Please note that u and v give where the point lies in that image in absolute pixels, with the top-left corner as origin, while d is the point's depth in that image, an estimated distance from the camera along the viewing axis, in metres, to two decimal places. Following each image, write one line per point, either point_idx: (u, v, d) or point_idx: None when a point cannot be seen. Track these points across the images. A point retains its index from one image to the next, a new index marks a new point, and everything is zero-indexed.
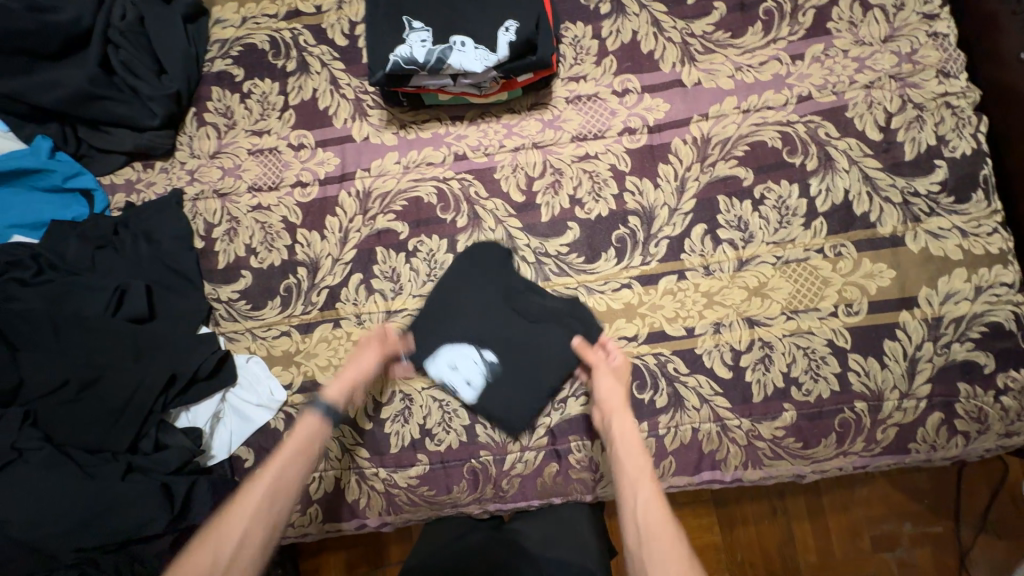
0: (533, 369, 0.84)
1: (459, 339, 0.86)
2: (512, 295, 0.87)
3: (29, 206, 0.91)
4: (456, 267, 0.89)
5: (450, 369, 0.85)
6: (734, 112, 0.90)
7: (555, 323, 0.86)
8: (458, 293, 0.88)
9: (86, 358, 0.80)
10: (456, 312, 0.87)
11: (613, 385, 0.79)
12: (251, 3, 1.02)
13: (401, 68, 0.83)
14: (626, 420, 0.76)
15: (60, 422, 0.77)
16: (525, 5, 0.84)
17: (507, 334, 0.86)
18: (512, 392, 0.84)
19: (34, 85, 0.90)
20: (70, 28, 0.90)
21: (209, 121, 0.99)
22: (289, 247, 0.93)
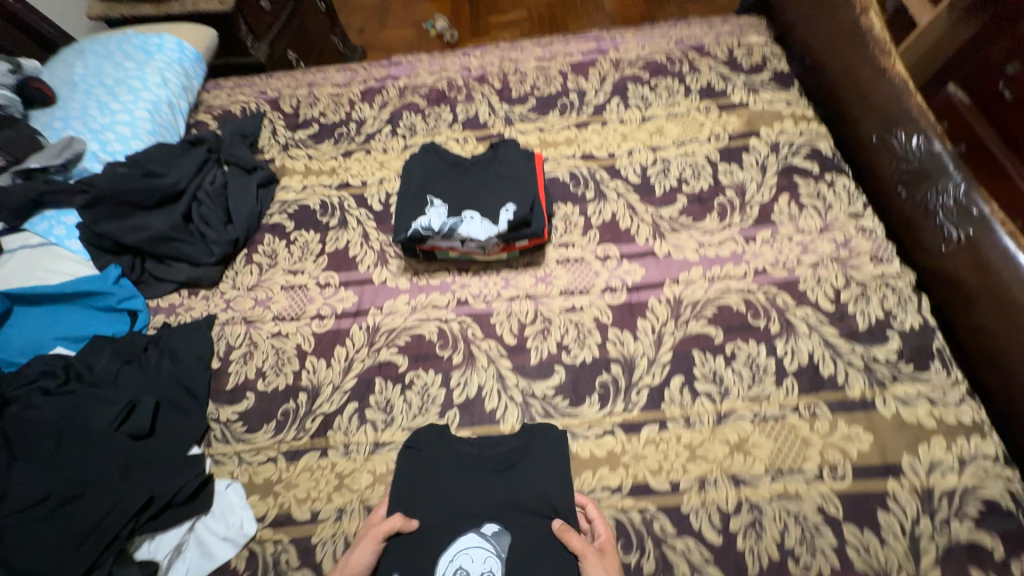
0: (536, 524, 0.80)
1: (446, 530, 0.79)
2: (479, 462, 0.86)
3: (79, 321, 1.03)
4: (408, 457, 0.88)
5: (457, 573, 0.75)
6: (701, 279, 1.04)
7: (546, 456, 0.86)
8: (414, 482, 0.85)
9: (74, 472, 0.81)
10: (427, 498, 0.83)
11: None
12: (313, 176, 1.30)
13: (420, 234, 1.02)
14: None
15: (22, 542, 0.75)
16: (523, 192, 1.06)
17: (491, 493, 0.82)
18: (536, 561, 0.76)
19: (125, 228, 1.11)
20: (169, 189, 1.15)
21: (255, 260, 1.17)
22: (295, 372, 1.00)
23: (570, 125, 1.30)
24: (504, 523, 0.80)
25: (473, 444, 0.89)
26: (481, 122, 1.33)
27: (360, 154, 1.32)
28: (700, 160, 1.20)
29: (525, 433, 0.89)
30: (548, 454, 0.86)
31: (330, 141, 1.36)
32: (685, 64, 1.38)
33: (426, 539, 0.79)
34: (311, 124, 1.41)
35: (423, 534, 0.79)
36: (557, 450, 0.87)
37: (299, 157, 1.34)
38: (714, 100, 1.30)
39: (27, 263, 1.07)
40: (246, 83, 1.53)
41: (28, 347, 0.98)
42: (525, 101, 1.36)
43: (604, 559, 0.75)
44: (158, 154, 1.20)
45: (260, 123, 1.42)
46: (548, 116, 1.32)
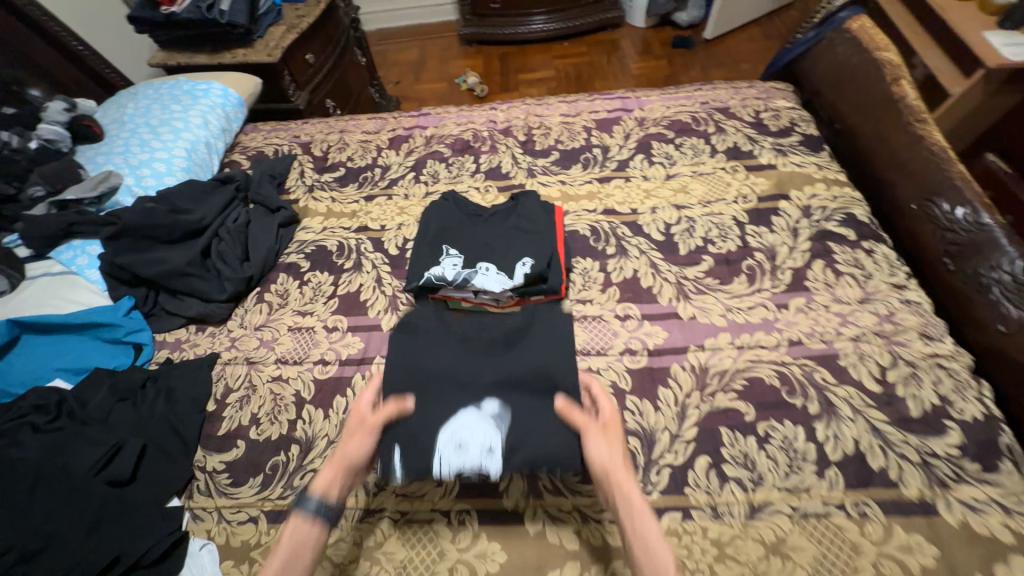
0: (534, 400, 0.84)
1: (445, 402, 0.83)
2: (478, 342, 0.92)
3: (83, 353, 1.02)
4: (403, 337, 0.93)
5: (457, 450, 0.78)
6: (729, 346, 0.97)
7: (545, 335, 0.92)
8: (411, 356, 0.89)
9: (40, 523, 0.75)
10: (427, 377, 0.86)
11: (612, 458, 0.71)
12: (334, 218, 1.31)
13: (433, 283, 0.99)
14: (630, 484, 0.68)
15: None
16: (541, 247, 1.03)
17: (490, 372, 0.86)
18: (534, 431, 0.80)
19: (143, 260, 1.11)
20: (193, 224, 1.17)
21: (266, 299, 1.15)
22: (290, 421, 0.95)
23: (592, 180, 1.29)
24: (502, 400, 0.83)
25: (474, 329, 0.94)
26: (503, 173, 1.33)
27: (382, 198, 1.34)
28: (727, 220, 1.16)
29: (528, 317, 0.96)
30: (549, 332, 0.92)
31: (355, 185, 1.39)
32: (711, 124, 1.37)
33: (423, 412, 0.82)
34: (338, 168, 1.44)
35: (420, 407, 0.83)
36: (556, 327, 0.93)
37: (322, 199, 1.36)
38: (741, 161, 1.27)
39: (44, 290, 1.08)
40: (283, 128, 1.61)
41: (27, 377, 0.97)
42: (548, 154, 1.37)
43: (609, 432, 0.75)
44: (187, 191, 1.24)
45: (290, 164, 1.46)
46: (571, 169, 1.32)
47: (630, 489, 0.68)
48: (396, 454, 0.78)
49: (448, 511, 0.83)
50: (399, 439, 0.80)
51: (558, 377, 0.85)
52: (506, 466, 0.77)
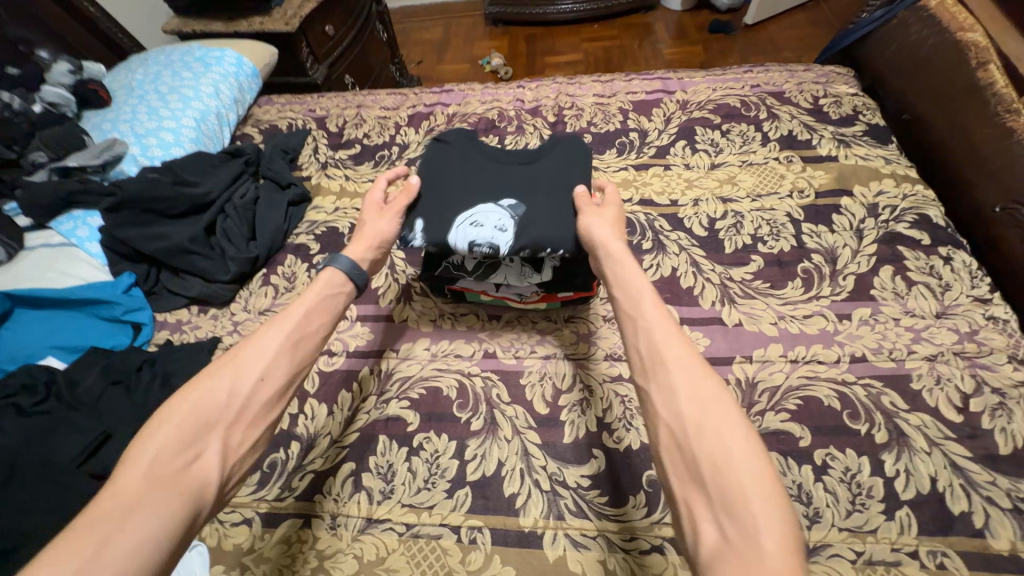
0: (547, 197, 0.83)
1: (463, 193, 0.84)
2: (506, 158, 0.91)
3: (80, 331, 0.96)
4: (438, 147, 0.94)
5: (473, 226, 0.79)
6: (781, 360, 0.85)
7: (567, 151, 0.90)
8: (441, 155, 0.90)
9: (14, 519, 0.68)
10: (450, 174, 0.87)
11: (603, 229, 0.75)
12: (347, 198, 1.23)
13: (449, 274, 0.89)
14: (613, 245, 0.72)
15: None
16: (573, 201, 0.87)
17: (508, 174, 0.87)
18: (544, 217, 0.80)
19: (144, 234, 1.04)
20: (198, 199, 1.09)
21: (272, 282, 1.08)
22: (292, 416, 0.88)
23: (627, 166, 1.17)
24: (517, 194, 0.83)
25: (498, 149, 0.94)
26: None
27: None
28: (780, 216, 1.04)
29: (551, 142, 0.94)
30: (571, 150, 0.90)
31: (370, 164, 1.30)
32: (763, 110, 1.24)
33: (443, 200, 0.84)
34: (352, 144, 1.35)
35: (441, 194, 0.85)
36: (577, 146, 0.91)
37: (335, 177, 1.28)
38: (797, 152, 1.14)
39: (42, 262, 1.02)
40: (298, 101, 1.52)
41: (20, 354, 0.91)
42: (580, 137, 1.25)
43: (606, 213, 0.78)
44: (194, 163, 1.16)
45: (304, 139, 1.38)
46: (604, 154, 1.20)
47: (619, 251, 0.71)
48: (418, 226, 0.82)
49: (458, 528, 0.75)
50: (422, 215, 0.83)
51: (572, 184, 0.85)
52: (519, 245, 0.79)
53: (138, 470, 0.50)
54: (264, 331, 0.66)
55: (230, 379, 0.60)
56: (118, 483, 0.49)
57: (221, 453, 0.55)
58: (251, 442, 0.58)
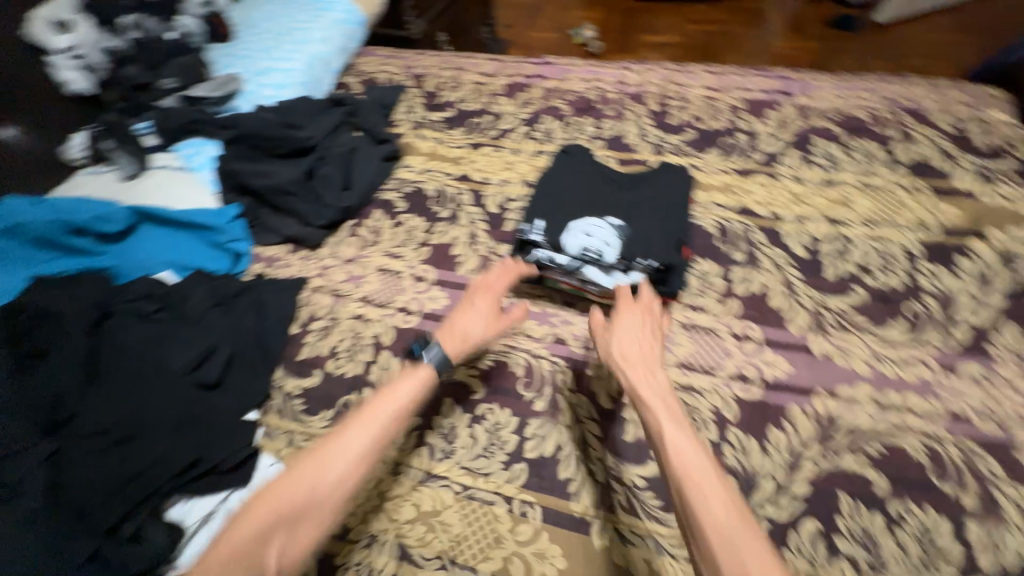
0: (653, 225, 0.88)
1: (578, 207, 0.90)
2: (620, 175, 0.96)
3: (190, 250, 1.04)
4: (566, 155, 1.01)
5: (586, 236, 0.85)
6: (870, 402, 0.81)
7: (674, 183, 0.96)
8: (562, 168, 0.97)
9: (136, 411, 0.77)
10: (567, 189, 0.94)
11: (628, 332, 0.76)
12: (436, 161, 1.25)
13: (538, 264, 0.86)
14: (649, 363, 0.72)
15: (72, 470, 0.71)
16: (676, 219, 0.90)
17: (620, 197, 0.92)
18: (646, 241, 0.85)
19: (252, 171, 1.10)
20: (303, 142, 1.14)
21: (359, 233, 1.12)
22: (367, 362, 0.94)
23: (730, 169, 1.10)
24: (625, 215, 0.88)
25: (610, 169, 0.99)
26: (627, 143, 1.18)
27: (489, 149, 1.25)
28: (893, 249, 0.96)
29: (661, 167, 0.99)
30: (678, 182, 0.96)
31: (462, 130, 1.30)
32: (894, 127, 1.12)
33: (558, 208, 0.90)
34: (447, 107, 1.36)
35: (557, 204, 0.91)
36: (682, 181, 0.97)
37: (428, 139, 1.29)
38: (926, 180, 1.03)
39: (164, 183, 1.11)
40: (398, 57, 1.54)
41: (141, 267, 0.99)
42: (682, 130, 1.19)
43: (648, 314, 0.79)
44: (301, 107, 1.21)
45: (401, 96, 1.40)
46: (706, 152, 1.14)
47: (653, 362, 0.73)
48: (535, 223, 0.88)
49: (511, 499, 0.78)
50: (541, 216, 0.89)
51: (675, 223, 0.89)
52: (624, 258, 0.84)
53: (227, 551, 0.62)
54: (347, 430, 0.69)
55: (309, 479, 0.66)
56: (213, 554, 0.62)
57: (288, 544, 0.63)
58: (318, 536, 0.65)
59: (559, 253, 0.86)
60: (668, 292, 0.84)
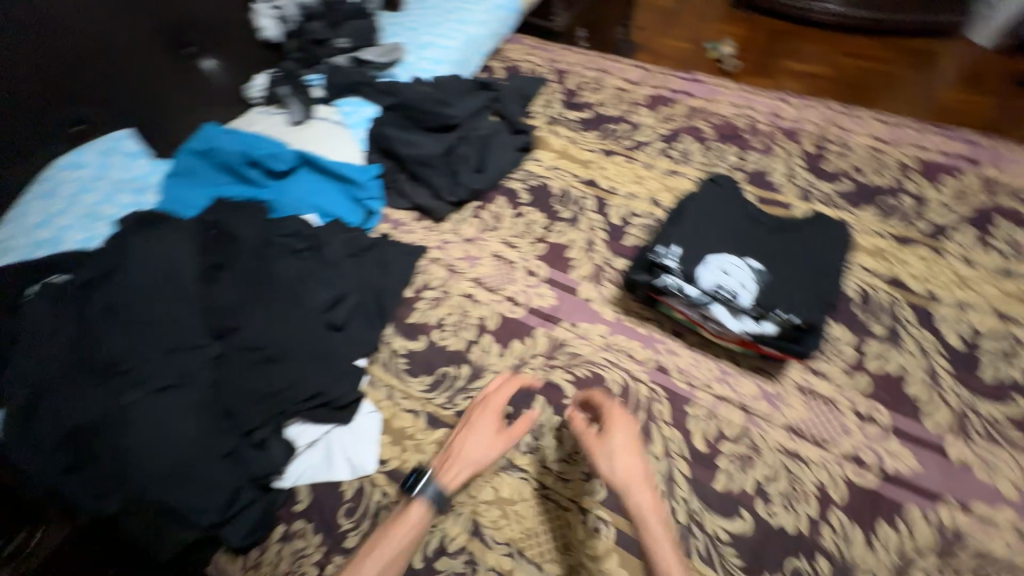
0: (797, 278, 0.83)
1: (719, 241, 0.87)
2: (767, 220, 0.92)
3: (334, 199, 1.13)
4: (713, 185, 0.97)
5: (722, 273, 0.82)
6: (1011, 529, 0.72)
7: (828, 239, 0.90)
8: (708, 196, 0.94)
9: (281, 336, 0.84)
10: (711, 219, 0.90)
11: (623, 450, 0.78)
12: (565, 160, 1.25)
13: (665, 288, 0.83)
14: (643, 494, 0.74)
15: (228, 378, 0.80)
16: (823, 279, 0.84)
17: (765, 242, 0.88)
18: (786, 294, 0.81)
19: (400, 138, 1.18)
20: (450, 120, 1.20)
21: (481, 216, 1.16)
22: (469, 341, 0.98)
23: (886, 232, 1.01)
24: (769, 262, 0.84)
25: (757, 210, 0.95)
26: (770, 182, 1.11)
27: (621, 159, 1.24)
28: None
29: (816, 219, 0.93)
30: (833, 238, 0.90)
31: (596, 134, 1.30)
32: None
33: (698, 238, 0.87)
34: (585, 108, 1.36)
35: (698, 233, 0.88)
36: (838, 239, 0.90)
37: (561, 136, 1.30)
38: None
39: (322, 134, 1.22)
40: (544, 50, 1.56)
41: (294, 205, 1.09)
42: (836, 180, 1.10)
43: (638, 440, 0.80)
44: (453, 86, 1.27)
45: (541, 89, 1.42)
46: (861, 208, 1.05)
47: (647, 488, 0.75)
48: (671, 247, 0.85)
49: (586, 511, 0.78)
50: (678, 241, 0.86)
51: (822, 283, 0.84)
52: (758, 304, 0.80)
53: None
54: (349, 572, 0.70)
55: None
56: None
57: None
58: None
59: (689, 282, 0.83)
60: (796, 350, 0.78)
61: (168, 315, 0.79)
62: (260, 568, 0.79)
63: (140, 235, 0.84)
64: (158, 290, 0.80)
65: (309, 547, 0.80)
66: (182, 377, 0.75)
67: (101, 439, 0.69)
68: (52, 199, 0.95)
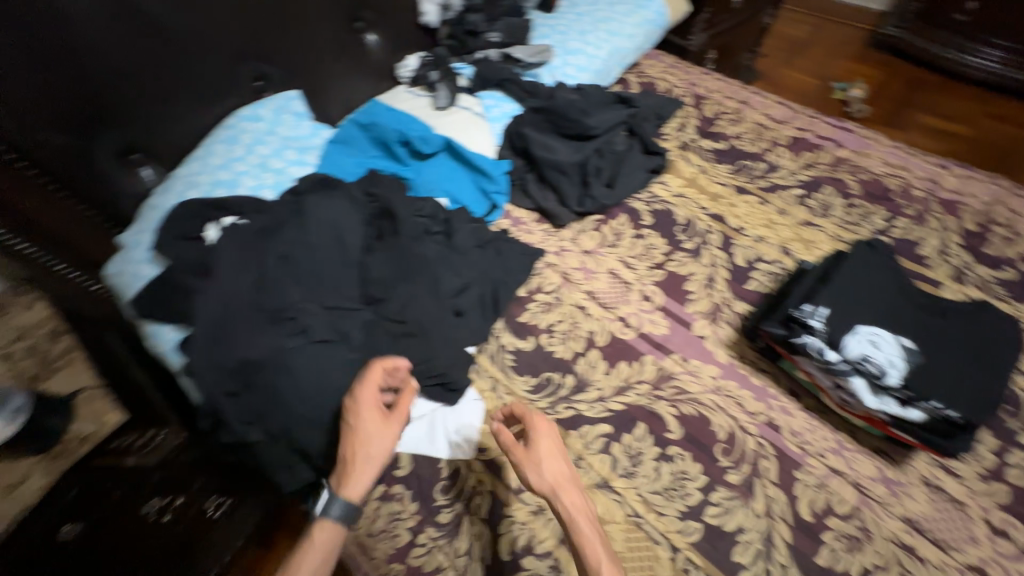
0: (953, 368, 0.78)
1: (870, 310, 0.84)
2: (924, 298, 0.88)
3: (466, 188, 1.17)
4: (870, 248, 0.93)
5: (871, 345, 0.79)
6: None
7: (993, 332, 0.84)
8: (865, 260, 0.90)
9: (416, 313, 0.88)
10: (864, 285, 0.87)
11: (550, 456, 0.78)
12: (693, 189, 1.23)
13: (803, 348, 0.81)
14: (568, 495, 0.74)
15: (368, 343, 0.86)
16: (982, 375, 0.79)
17: (919, 322, 0.84)
18: (937, 382, 0.77)
19: (538, 140, 1.20)
20: (589, 131, 1.21)
21: (602, 230, 1.17)
22: (576, 352, 1.00)
23: None
24: (921, 344, 0.80)
25: (914, 285, 0.90)
26: (919, 254, 1.04)
27: (753, 199, 1.20)
28: None
29: (981, 307, 0.87)
30: (999, 333, 0.84)
31: (729, 168, 1.27)
32: None
33: (848, 302, 0.84)
34: (720, 139, 1.33)
35: (847, 297, 0.85)
36: (1005, 334, 0.84)
37: (692, 163, 1.28)
38: None
39: (463, 122, 1.26)
40: (683, 72, 1.53)
41: (430, 187, 1.13)
42: (995, 267, 1.02)
43: (555, 447, 0.79)
44: (595, 96, 1.28)
45: (677, 111, 1.39)
46: (1021, 304, 0.97)
47: (573, 488, 0.76)
48: (819, 307, 0.83)
49: (676, 549, 0.78)
50: (827, 302, 0.83)
51: (981, 378, 0.78)
52: (906, 386, 0.76)
53: None
54: None
55: None
56: None
57: None
58: None
59: (831, 347, 0.80)
60: (940, 444, 0.75)
61: (332, 277, 0.87)
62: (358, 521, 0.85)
63: (319, 199, 0.92)
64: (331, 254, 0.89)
65: (404, 514, 0.84)
66: (340, 335, 0.83)
67: (265, 376, 0.76)
68: (233, 145, 1.05)
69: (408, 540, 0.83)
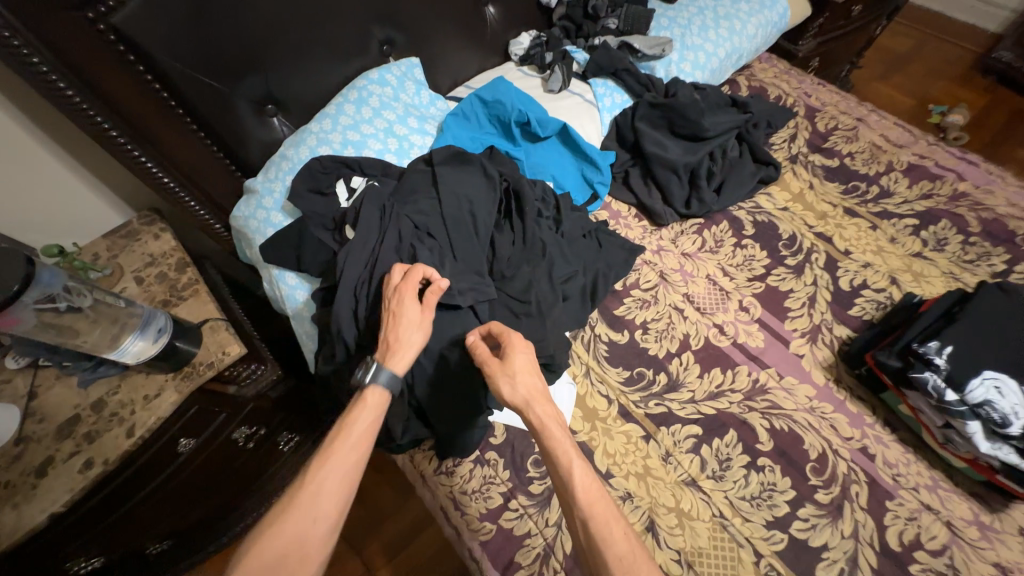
0: None
1: (996, 357, 0.84)
2: None
3: (572, 175, 1.18)
4: (1004, 292, 0.91)
5: (996, 391, 0.80)
6: None
7: None
8: (998, 304, 0.89)
9: (531, 295, 0.92)
10: (989, 330, 0.86)
11: (524, 371, 0.72)
12: (800, 205, 1.21)
13: (922, 384, 0.82)
14: (541, 411, 0.69)
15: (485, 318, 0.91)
16: None
17: None
18: None
19: (651, 136, 1.20)
20: (703, 132, 1.20)
21: (702, 234, 1.17)
22: (670, 352, 1.01)
23: None
24: None
25: None
26: None
27: (864, 222, 1.17)
28: None
29: None
30: None
31: (839, 187, 1.24)
32: None
33: (973, 345, 0.85)
34: (833, 156, 1.29)
35: (973, 340, 0.85)
36: None
37: (801, 177, 1.25)
38: None
39: (575, 108, 1.25)
40: (796, 80, 1.48)
41: (540, 170, 1.14)
42: None
43: (529, 361, 0.74)
44: (711, 98, 1.26)
45: (789, 121, 1.35)
46: None
47: (548, 403, 0.71)
48: (942, 346, 0.84)
49: (760, 554, 0.81)
50: (951, 343, 0.84)
51: None
52: None
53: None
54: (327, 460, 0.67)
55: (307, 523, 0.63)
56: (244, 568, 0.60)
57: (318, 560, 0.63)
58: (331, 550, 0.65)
59: (951, 388, 0.81)
60: None
61: (461, 250, 0.94)
62: (453, 479, 0.91)
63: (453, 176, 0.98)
64: (460, 229, 0.94)
65: (497, 480, 0.90)
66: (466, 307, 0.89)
67: None
68: (362, 107, 1.07)
69: (500, 505, 0.88)
